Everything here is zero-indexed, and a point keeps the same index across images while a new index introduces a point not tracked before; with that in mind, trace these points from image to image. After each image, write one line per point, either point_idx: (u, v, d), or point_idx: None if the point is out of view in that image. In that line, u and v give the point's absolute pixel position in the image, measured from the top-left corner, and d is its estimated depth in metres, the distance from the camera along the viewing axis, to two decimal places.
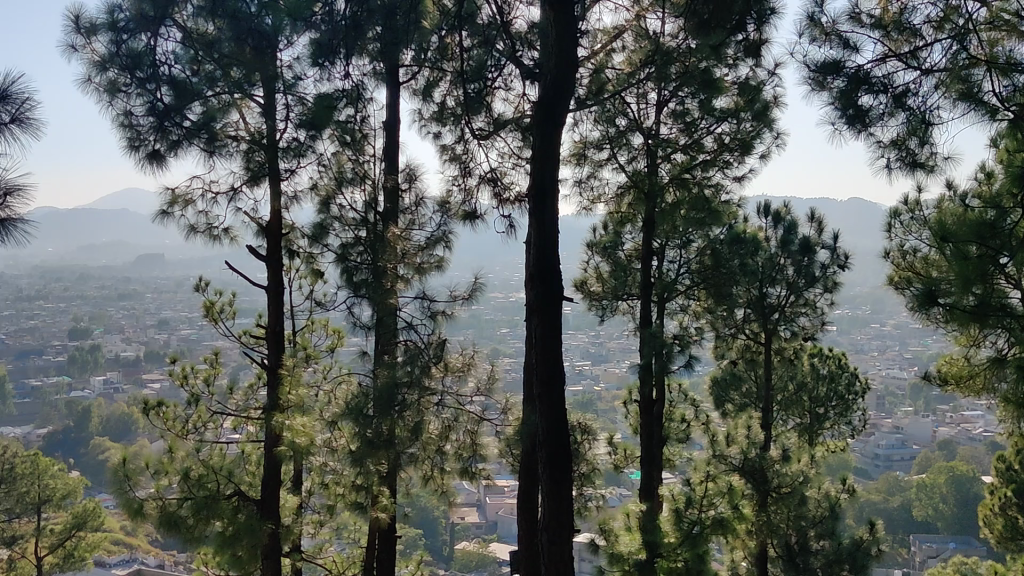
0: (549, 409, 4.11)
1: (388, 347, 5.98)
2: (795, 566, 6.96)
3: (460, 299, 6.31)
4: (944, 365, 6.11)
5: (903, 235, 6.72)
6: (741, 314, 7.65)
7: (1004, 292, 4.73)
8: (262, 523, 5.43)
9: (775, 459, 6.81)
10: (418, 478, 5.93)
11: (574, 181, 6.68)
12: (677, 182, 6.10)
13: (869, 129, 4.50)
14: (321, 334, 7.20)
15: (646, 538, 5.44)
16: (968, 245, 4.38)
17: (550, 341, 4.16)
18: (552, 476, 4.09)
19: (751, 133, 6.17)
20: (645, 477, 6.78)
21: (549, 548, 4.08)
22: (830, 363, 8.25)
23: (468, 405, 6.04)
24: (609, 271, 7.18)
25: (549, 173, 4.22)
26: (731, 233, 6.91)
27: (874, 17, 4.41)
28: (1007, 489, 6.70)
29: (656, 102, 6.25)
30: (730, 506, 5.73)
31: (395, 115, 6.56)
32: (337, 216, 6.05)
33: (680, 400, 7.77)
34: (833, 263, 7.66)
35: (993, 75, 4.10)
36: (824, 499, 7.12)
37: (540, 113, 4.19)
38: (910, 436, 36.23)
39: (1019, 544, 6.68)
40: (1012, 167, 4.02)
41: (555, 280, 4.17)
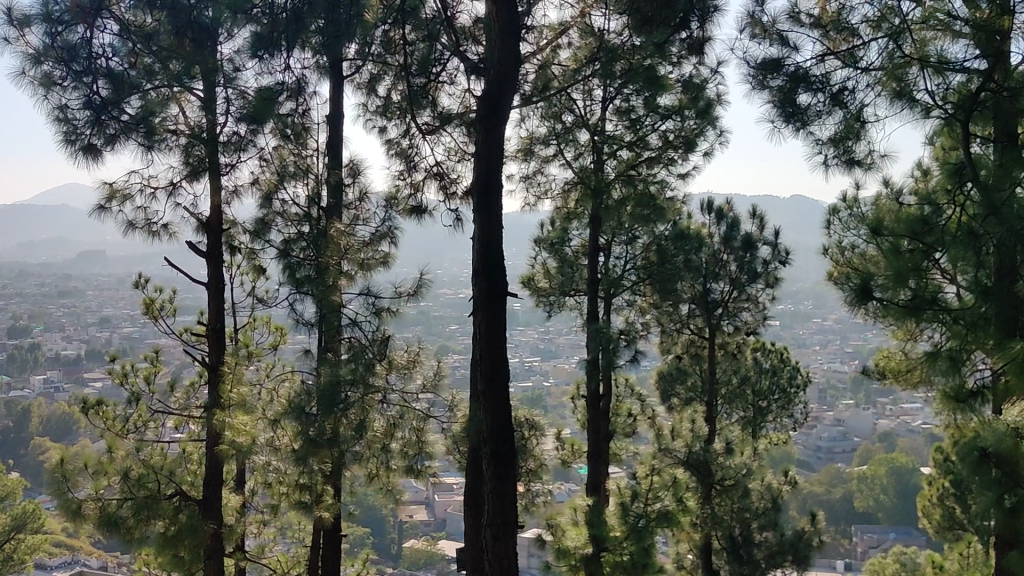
0: (493, 407, 4.05)
1: (331, 346, 5.84)
2: (739, 557, 7.07)
3: (405, 295, 6.20)
4: (882, 359, 6.22)
5: (842, 231, 6.77)
6: (686, 309, 7.77)
7: (942, 287, 4.70)
8: (204, 522, 5.26)
9: (720, 451, 6.73)
10: (363, 476, 5.89)
11: (520, 176, 6.69)
12: (624, 178, 6.20)
13: (808, 127, 4.58)
14: (264, 331, 6.92)
15: (592, 533, 5.49)
16: (901, 241, 4.37)
17: (494, 338, 4.12)
18: (496, 472, 4.04)
19: (696, 131, 6.16)
20: (592, 472, 6.75)
21: (493, 545, 4.05)
22: (772, 357, 8.51)
23: (414, 403, 5.96)
24: (556, 268, 7.15)
25: (494, 168, 4.15)
26: (676, 230, 6.90)
27: (813, 16, 4.48)
28: (944, 481, 6.97)
29: (602, 100, 6.22)
30: (676, 499, 5.70)
31: (338, 109, 6.46)
32: (279, 212, 5.94)
33: (627, 394, 7.85)
34: (773, 259, 7.83)
35: (926, 74, 4.17)
36: (767, 490, 7.09)
37: (483, 109, 4.11)
38: (849, 429, 36.84)
39: (956, 533, 7.06)
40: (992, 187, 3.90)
41: (500, 277, 4.13)
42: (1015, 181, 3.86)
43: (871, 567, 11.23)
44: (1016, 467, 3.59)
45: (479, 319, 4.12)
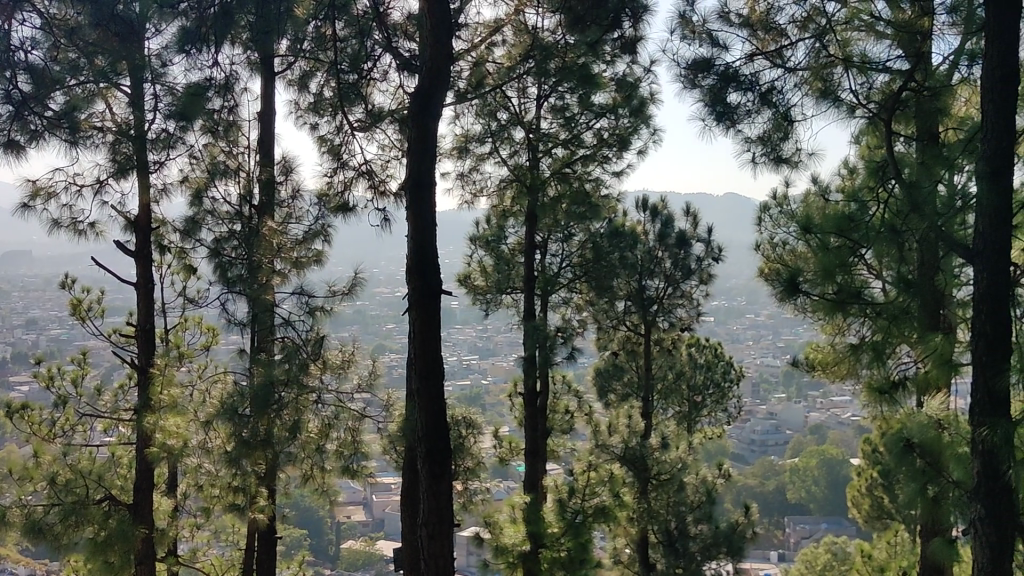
0: (427, 405, 4.03)
1: (264, 346, 5.77)
2: (675, 550, 6.98)
3: (339, 294, 6.09)
4: (812, 352, 6.33)
5: (772, 228, 6.85)
6: (622, 306, 7.81)
7: (867, 282, 4.82)
8: (135, 527, 5.17)
9: (655, 446, 6.79)
10: (297, 477, 5.82)
11: (455, 174, 6.67)
12: (559, 176, 6.21)
13: (737, 125, 4.64)
14: (195, 331, 6.81)
15: (530, 530, 5.51)
16: (831, 237, 4.46)
17: (429, 336, 4.09)
18: (431, 472, 4.03)
19: (630, 129, 6.22)
20: (530, 470, 6.74)
21: (429, 543, 4.04)
22: (707, 353, 8.61)
23: (349, 403, 5.91)
24: (492, 265, 7.14)
25: (427, 165, 4.12)
26: (611, 228, 7.03)
27: (742, 16, 4.53)
28: (873, 472, 7.07)
29: (537, 98, 6.23)
30: (613, 494, 5.75)
31: (270, 107, 6.38)
32: (209, 210, 5.86)
33: (564, 391, 7.89)
34: (707, 256, 7.94)
35: (849, 74, 4.27)
36: (702, 483, 7.01)
37: (417, 105, 4.08)
38: (782, 421, 37.45)
39: (884, 522, 7.16)
40: (918, 188, 3.88)
41: (435, 274, 4.10)
42: (936, 178, 3.94)
43: (803, 557, 11.43)
44: (939, 456, 3.71)
45: (414, 318, 4.09)
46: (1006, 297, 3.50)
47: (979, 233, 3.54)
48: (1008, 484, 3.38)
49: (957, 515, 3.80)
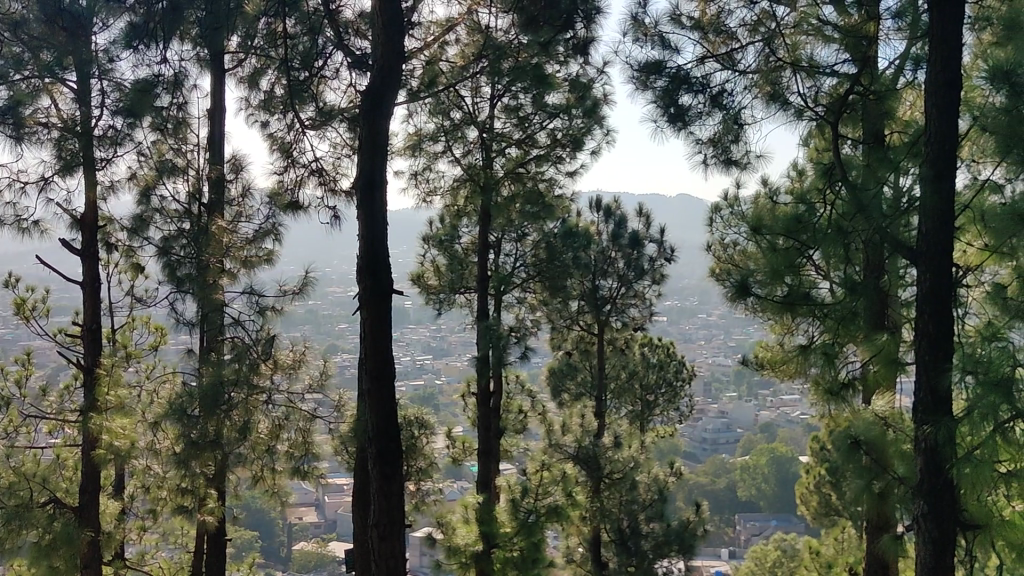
0: (378, 404, 4.01)
1: (213, 345, 5.70)
2: (626, 549, 6.97)
3: (290, 293, 6.05)
4: (762, 351, 6.41)
5: (723, 229, 6.95)
6: (576, 306, 7.83)
7: (815, 281, 4.92)
8: (81, 531, 5.08)
9: (608, 446, 6.85)
10: (247, 479, 5.75)
11: (409, 173, 6.63)
12: (513, 176, 6.17)
13: (688, 127, 4.68)
14: (143, 331, 6.64)
15: (482, 529, 5.52)
16: (778, 238, 4.54)
17: (380, 335, 4.08)
18: (382, 472, 4.01)
19: (583, 129, 6.27)
20: (483, 469, 6.69)
21: (379, 544, 4.02)
22: (659, 352, 8.57)
23: (300, 403, 5.87)
24: (445, 265, 7.13)
25: (378, 164, 4.10)
26: (564, 228, 7.05)
27: (693, 19, 4.57)
28: (820, 469, 7.15)
29: (491, 97, 6.23)
30: (566, 494, 5.76)
31: (220, 104, 6.31)
32: (158, 208, 5.73)
33: (518, 391, 7.90)
34: (660, 256, 8.06)
35: (798, 78, 4.31)
36: (654, 482, 7.04)
37: (368, 103, 4.06)
38: (734, 420, 37.82)
39: (832, 519, 7.24)
40: (861, 192, 3.95)
41: (386, 273, 4.09)
42: (880, 181, 4.00)
43: (753, 555, 11.54)
44: (884, 453, 3.78)
45: (365, 317, 4.06)
46: (948, 297, 3.57)
47: (923, 236, 3.60)
48: (949, 480, 3.47)
49: (901, 510, 3.86)
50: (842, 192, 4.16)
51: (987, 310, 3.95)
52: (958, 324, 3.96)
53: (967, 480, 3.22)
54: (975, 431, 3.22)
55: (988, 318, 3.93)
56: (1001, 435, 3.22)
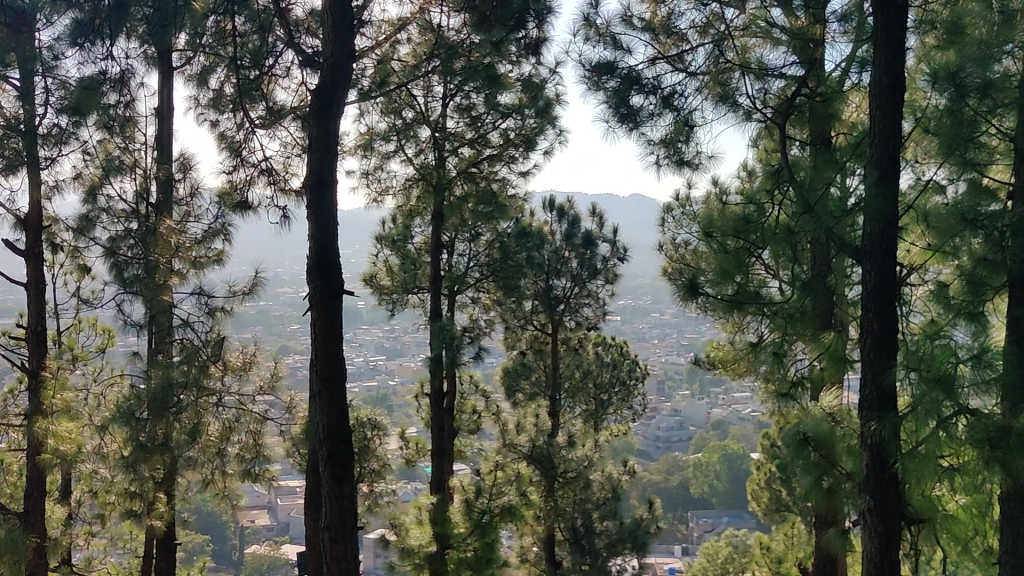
0: (329, 405, 3.98)
1: (162, 347, 5.67)
2: (581, 547, 6.99)
3: (239, 294, 5.95)
4: (713, 350, 6.47)
5: (675, 229, 7.01)
6: (530, 306, 7.85)
7: (764, 280, 5.00)
8: (26, 537, 4.97)
9: (562, 445, 6.76)
10: (197, 482, 5.68)
11: (360, 173, 6.59)
12: (465, 176, 6.19)
13: (640, 128, 4.72)
14: (90, 333, 6.61)
15: (436, 530, 5.50)
16: (728, 238, 4.60)
17: (330, 335, 4.05)
18: (334, 474, 3.98)
19: (536, 129, 6.27)
20: (436, 470, 6.66)
21: (332, 547, 4.00)
22: (613, 351, 8.58)
23: (250, 405, 5.84)
24: (398, 264, 7.10)
25: (328, 164, 4.08)
26: (518, 228, 7.05)
27: (644, 20, 4.60)
28: (771, 466, 7.24)
29: (443, 96, 6.19)
30: (519, 493, 5.79)
31: (168, 103, 6.22)
32: (105, 208, 5.68)
33: (472, 391, 7.89)
34: (613, 256, 8.14)
35: (747, 79, 4.36)
36: (609, 480, 7.05)
37: (317, 103, 4.03)
38: (687, 418, 38.12)
39: (782, 514, 7.34)
40: (808, 192, 4.02)
41: (336, 274, 4.06)
42: (828, 182, 4.05)
43: (705, 551, 11.64)
44: (832, 449, 3.82)
45: (314, 319, 4.03)
46: (892, 295, 3.63)
47: (868, 236, 3.66)
48: (895, 475, 3.53)
49: (848, 505, 3.93)
50: (788, 193, 4.25)
51: (931, 308, 4.03)
52: (903, 321, 4.03)
53: (912, 475, 3.27)
54: (921, 426, 3.29)
55: (932, 315, 4.01)
56: (944, 430, 3.29)
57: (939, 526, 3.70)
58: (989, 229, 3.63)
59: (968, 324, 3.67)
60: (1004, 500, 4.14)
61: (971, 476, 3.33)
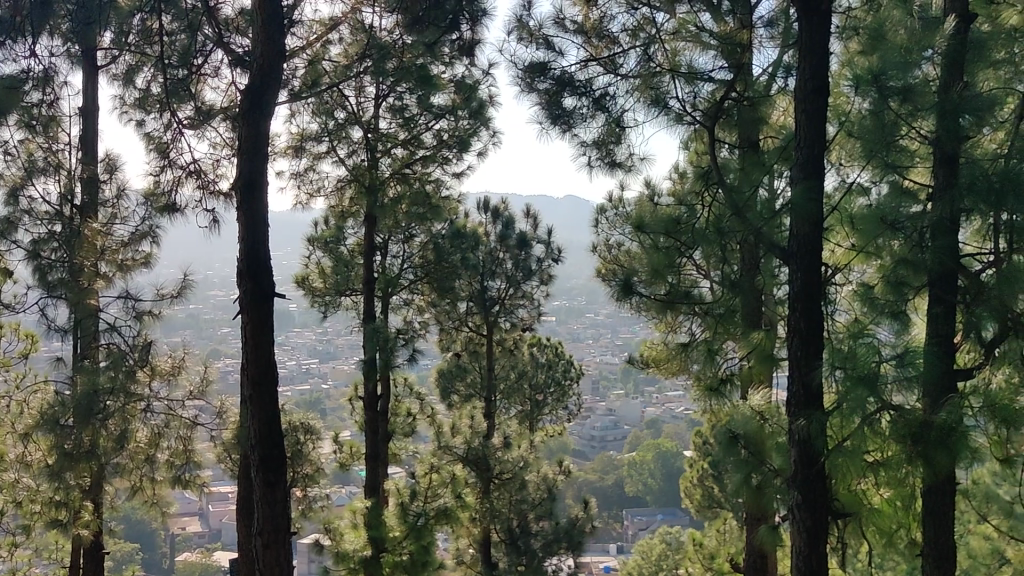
0: (261, 411, 3.93)
1: (88, 353, 5.49)
2: (517, 548, 6.97)
3: (167, 297, 5.81)
4: (646, 349, 6.53)
5: (609, 230, 7.08)
6: (465, 306, 7.91)
7: (694, 281, 5.07)
8: None
9: (497, 445, 6.79)
10: (125, 490, 5.56)
11: (290, 174, 6.50)
12: (398, 176, 6.12)
13: (573, 129, 4.75)
14: (12, 339, 5.69)
15: (372, 534, 5.45)
16: (658, 236, 4.66)
17: (261, 338, 3.99)
18: (266, 479, 3.93)
19: (469, 130, 6.31)
20: (371, 474, 6.62)
21: (264, 553, 3.95)
22: (547, 352, 8.48)
23: (179, 411, 5.74)
24: (330, 267, 7.02)
25: (258, 164, 4.03)
26: (453, 229, 7.05)
27: (576, 23, 4.66)
28: (704, 464, 7.34)
29: (375, 97, 6.15)
30: (456, 496, 5.84)
31: (92, 103, 6.08)
32: (26, 210, 5.44)
33: (406, 394, 7.86)
34: (547, 257, 8.20)
35: (678, 82, 4.37)
36: (543, 481, 7.06)
37: (247, 103, 3.97)
38: (621, 417, 38.43)
39: (714, 510, 7.47)
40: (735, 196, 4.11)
41: (267, 277, 4.01)
42: (754, 184, 4.19)
43: (639, 549, 11.76)
44: (760, 446, 3.89)
45: (244, 322, 3.97)
46: (818, 295, 3.70)
47: (793, 237, 3.73)
48: (821, 470, 3.58)
49: (779, 504, 3.95)
50: (711, 193, 4.40)
51: (855, 307, 4.13)
52: (828, 320, 4.13)
53: (839, 469, 3.32)
54: (845, 422, 3.38)
55: (857, 314, 4.10)
56: (868, 426, 3.38)
57: (865, 519, 3.78)
58: (909, 230, 3.80)
59: (891, 322, 3.77)
60: (927, 493, 4.25)
61: (893, 470, 3.40)
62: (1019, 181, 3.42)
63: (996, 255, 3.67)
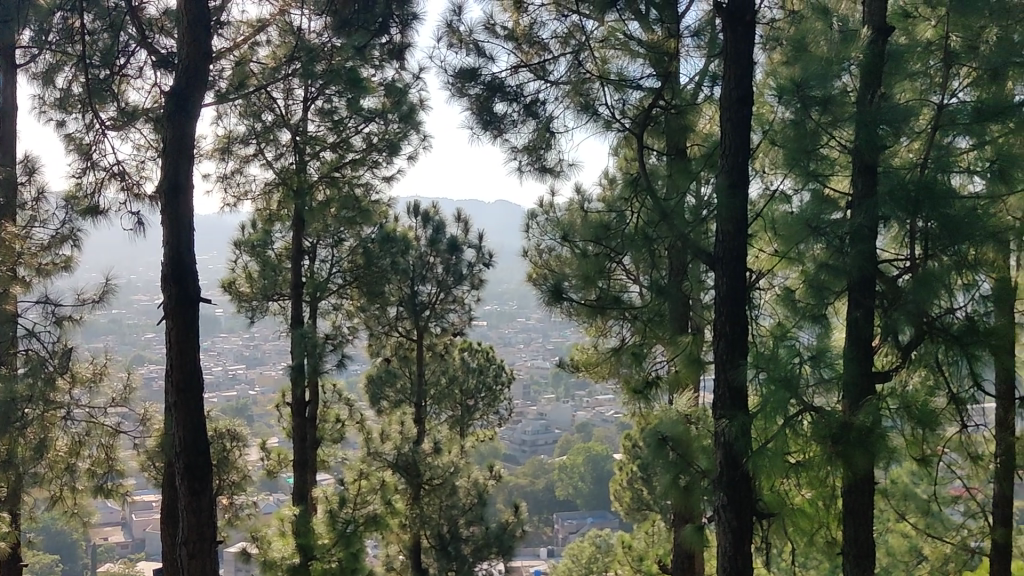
0: (186, 417, 3.86)
1: (5, 359, 5.27)
2: (447, 554, 6.91)
3: (89, 302, 5.59)
4: (576, 353, 6.57)
5: (539, 235, 6.97)
6: (394, 311, 7.84)
7: (624, 285, 5.12)
8: None
9: (427, 451, 6.77)
10: (44, 500, 5.44)
11: (217, 176, 6.40)
12: (327, 181, 6.09)
13: (504, 135, 4.78)
14: None
15: (299, 542, 5.43)
16: (587, 244, 4.79)
17: (186, 343, 3.92)
18: (191, 487, 3.86)
19: (399, 134, 6.29)
20: (299, 481, 6.57)
21: (189, 562, 3.87)
22: (479, 356, 8.53)
23: (101, 417, 5.62)
24: (258, 271, 6.92)
25: (183, 167, 3.96)
26: (382, 233, 6.96)
27: (507, 29, 4.69)
28: (633, 466, 7.44)
29: (303, 100, 6.08)
30: (385, 502, 5.75)
31: (10, 102, 5.92)
32: None
33: (334, 399, 7.80)
34: (479, 261, 8.16)
35: (607, 89, 4.43)
36: (474, 486, 7.05)
37: (171, 104, 3.91)
38: (553, 422, 38.57)
39: (642, 512, 7.57)
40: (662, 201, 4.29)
41: (192, 282, 3.95)
42: (684, 190, 4.32)
43: (570, 551, 11.84)
44: (687, 448, 3.95)
45: (169, 327, 3.90)
46: (742, 299, 3.77)
47: (718, 243, 3.80)
48: (746, 472, 3.66)
49: (704, 504, 4.02)
50: (640, 198, 4.44)
51: (778, 311, 4.23)
52: (752, 323, 4.25)
53: (761, 470, 3.34)
54: (768, 424, 3.45)
55: (779, 318, 4.20)
56: (790, 428, 3.48)
57: (786, 519, 3.88)
58: (831, 236, 3.87)
59: (812, 326, 3.90)
60: (846, 492, 4.36)
61: (815, 471, 3.49)
62: (933, 191, 3.55)
63: (912, 261, 3.78)
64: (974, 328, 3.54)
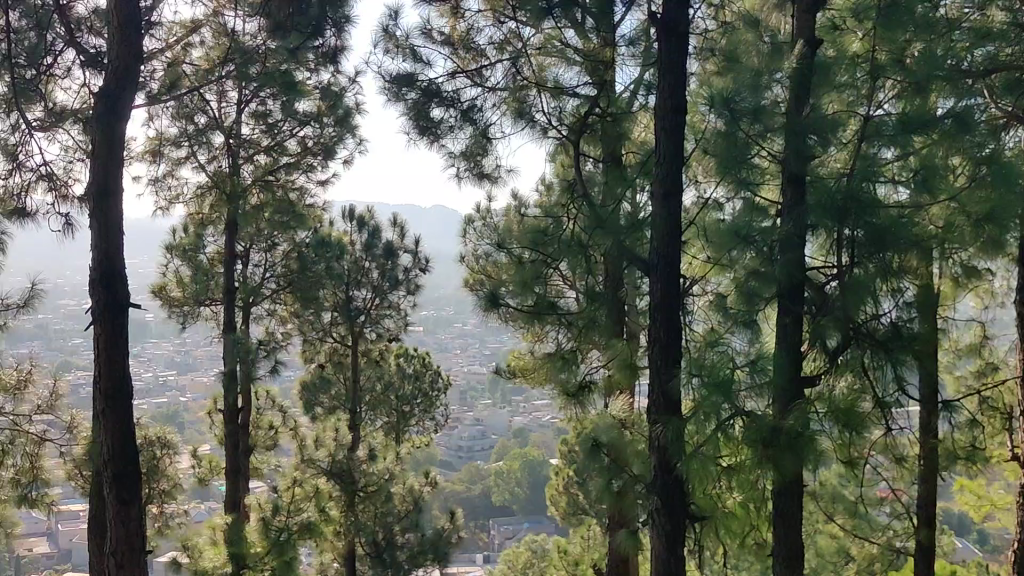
0: (115, 424, 3.78)
1: None
2: (382, 561, 6.90)
3: (13, 308, 5.45)
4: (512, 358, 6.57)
5: (476, 240, 7.00)
6: (328, 317, 7.76)
7: (559, 290, 5.14)
8: None
9: (363, 458, 6.66)
10: None
11: (148, 179, 6.28)
12: (261, 184, 5.98)
13: (440, 140, 4.78)
14: None
15: (231, 550, 5.33)
16: (523, 251, 4.85)
17: (115, 349, 3.84)
18: (119, 497, 3.78)
19: (334, 138, 6.26)
20: (231, 489, 6.45)
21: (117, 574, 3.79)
22: (415, 363, 8.56)
23: (26, 426, 5.45)
24: (190, 275, 6.79)
25: (113, 170, 3.89)
26: (317, 238, 6.97)
27: (443, 34, 4.68)
28: (569, 471, 7.47)
29: (238, 102, 6.01)
30: (319, 509, 5.72)
31: None
32: None
33: (268, 406, 7.71)
34: (414, 266, 8.13)
35: (543, 97, 4.55)
36: (408, 493, 7.05)
37: (102, 106, 3.83)
38: (490, 427, 38.52)
39: (575, 517, 7.64)
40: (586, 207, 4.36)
41: (121, 286, 3.87)
42: (619, 197, 4.39)
43: (506, 557, 11.83)
44: (622, 453, 3.97)
45: (97, 333, 3.82)
46: (676, 305, 3.82)
47: (653, 250, 3.83)
48: (679, 476, 3.71)
49: (640, 508, 4.04)
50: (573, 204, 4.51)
51: (711, 317, 4.30)
52: (685, 330, 4.31)
53: (694, 472, 3.37)
54: (701, 428, 3.49)
55: (713, 324, 4.26)
56: (721, 431, 3.53)
57: (718, 522, 3.94)
58: (761, 243, 3.95)
59: (744, 331, 4.04)
60: (777, 495, 4.40)
61: (746, 474, 3.53)
62: (860, 200, 3.64)
63: (838, 269, 3.80)
64: (899, 335, 3.64)
